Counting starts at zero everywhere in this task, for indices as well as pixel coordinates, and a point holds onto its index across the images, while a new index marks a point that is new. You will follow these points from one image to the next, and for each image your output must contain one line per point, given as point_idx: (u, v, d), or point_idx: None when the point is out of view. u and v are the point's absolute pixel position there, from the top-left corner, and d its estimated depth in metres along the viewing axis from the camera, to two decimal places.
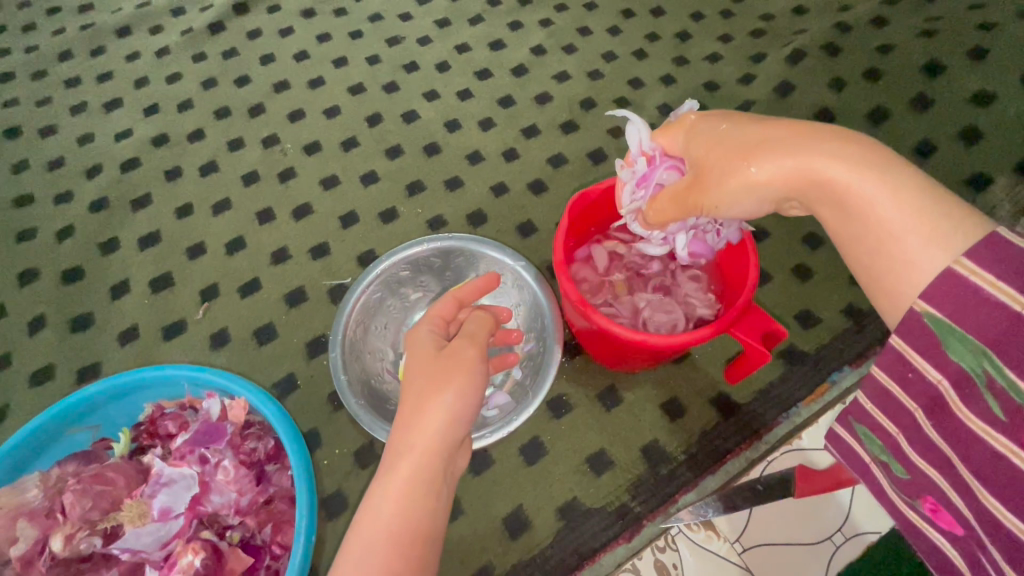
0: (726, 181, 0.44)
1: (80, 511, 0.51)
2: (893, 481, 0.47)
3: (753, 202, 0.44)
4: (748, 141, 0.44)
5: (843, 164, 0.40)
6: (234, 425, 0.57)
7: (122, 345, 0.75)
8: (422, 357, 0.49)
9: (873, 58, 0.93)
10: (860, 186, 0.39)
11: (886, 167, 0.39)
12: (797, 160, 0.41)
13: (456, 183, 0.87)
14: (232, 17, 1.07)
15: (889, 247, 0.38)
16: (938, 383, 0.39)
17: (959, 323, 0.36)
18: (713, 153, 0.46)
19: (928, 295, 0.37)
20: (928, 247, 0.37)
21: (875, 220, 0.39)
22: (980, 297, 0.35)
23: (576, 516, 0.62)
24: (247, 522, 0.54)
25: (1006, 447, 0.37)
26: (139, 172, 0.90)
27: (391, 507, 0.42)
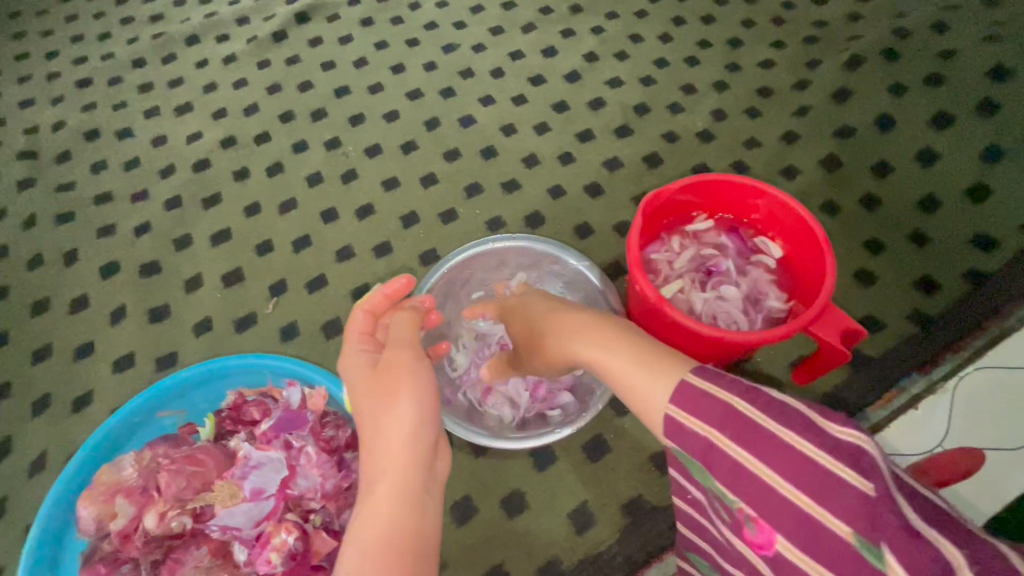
0: (538, 341, 0.59)
1: (176, 490, 0.54)
2: (710, 564, 0.50)
3: (546, 361, 0.60)
4: (542, 319, 0.60)
5: (587, 345, 0.53)
6: (315, 414, 0.59)
7: (198, 336, 0.78)
8: (356, 383, 0.55)
9: (934, 64, 0.92)
10: (593, 356, 0.52)
11: (602, 336, 0.53)
12: (566, 340, 0.56)
13: (513, 185, 0.89)
14: (294, 26, 1.12)
15: (634, 389, 0.47)
16: (704, 489, 0.44)
17: (681, 451, 0.43)
18: (528, 322, 0.62)
19: (681, 397, 0.42)
20: (653, 387, 0.45)
21: (615, 374, 0.49)
22: (679, 427, 0.42)
23: (642, 514, 0.62)
24: (329, 507, 0.55)
25: (751, 543, 0.41)
26: (210, 172, 0.94)
27: (382, 510, 0.45)
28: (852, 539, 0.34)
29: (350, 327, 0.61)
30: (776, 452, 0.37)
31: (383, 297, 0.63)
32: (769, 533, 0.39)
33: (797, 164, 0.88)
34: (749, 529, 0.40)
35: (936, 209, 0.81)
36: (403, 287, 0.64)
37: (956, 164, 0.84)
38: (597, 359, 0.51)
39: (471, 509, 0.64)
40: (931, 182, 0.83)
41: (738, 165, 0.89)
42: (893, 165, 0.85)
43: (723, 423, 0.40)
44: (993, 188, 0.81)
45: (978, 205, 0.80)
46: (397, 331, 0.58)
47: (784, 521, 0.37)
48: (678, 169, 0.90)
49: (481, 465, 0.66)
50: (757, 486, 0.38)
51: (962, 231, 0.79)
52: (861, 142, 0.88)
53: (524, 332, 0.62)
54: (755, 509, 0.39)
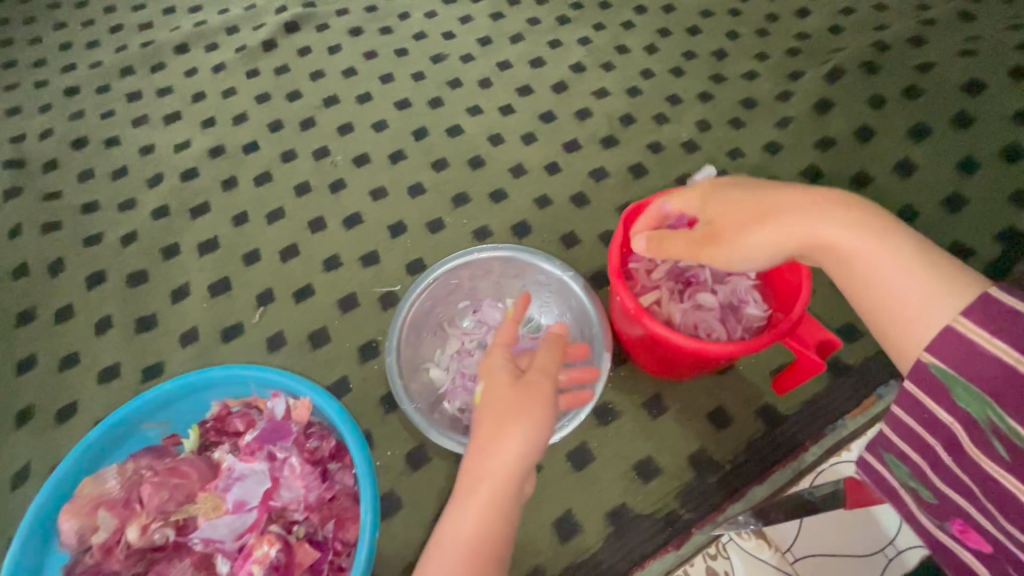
0: (741, 236, 0.49)
1: (158, 502, 0.54)
2: (922, 506, 0.49)
3: (765, 258, 0.49)
4: (756, 206, 0.50)
5: (836, 225, 0.46)
6: (298, 425, 0.59)
7: (183, 346, 0.78)
8: (500, 386, 0.52)
9: (912, 76, 0.94)
10: (855, 246, 0.45)
11: (891, 236, 0.44)
12: (808, 226, 0.46)
13: (501, 195, 0.90)
14: (284, 35, 1.12)
15: (906, 303, 0.42)
16: (951, 424, 0.42)
17: (960, 372, 0.39)
18: (730, 215, 0.51)
19: (933, 347, 0.40)
20: (940, 306, 0.41)
21: (884, 280, 0.44)
22: (973, 348, 0.38)
23: (626, 522, 0.63)
24: (312, 517, 0.55)
25: (1012, 482, 0.39)
26: (199, 181, 0.94)
27: (472, 517, 0.47)
28: None
29: (495, 336, 0.59)
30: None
31: (511, 322, 0.59)
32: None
33: (779, 174, 0.89)
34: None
35: (914, 219, 0.83)
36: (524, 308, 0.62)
37: (933, 174, 0.86)
38: (865, 255, 0.44)
39: None
40: (910, 192, 0.85)
41: (722, 175, 0.91)
42: (873, 176, 0.87)
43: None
44: (970, 198, 0.83)
45: (955, 215, 0.82)
46: (543, 354, 0.55)
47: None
48: (663, 178, 0.91)
49: None
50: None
51: (940, 241, 0.81)
52: (842, 153, 0.90)
53: (716, 227, 0.52)
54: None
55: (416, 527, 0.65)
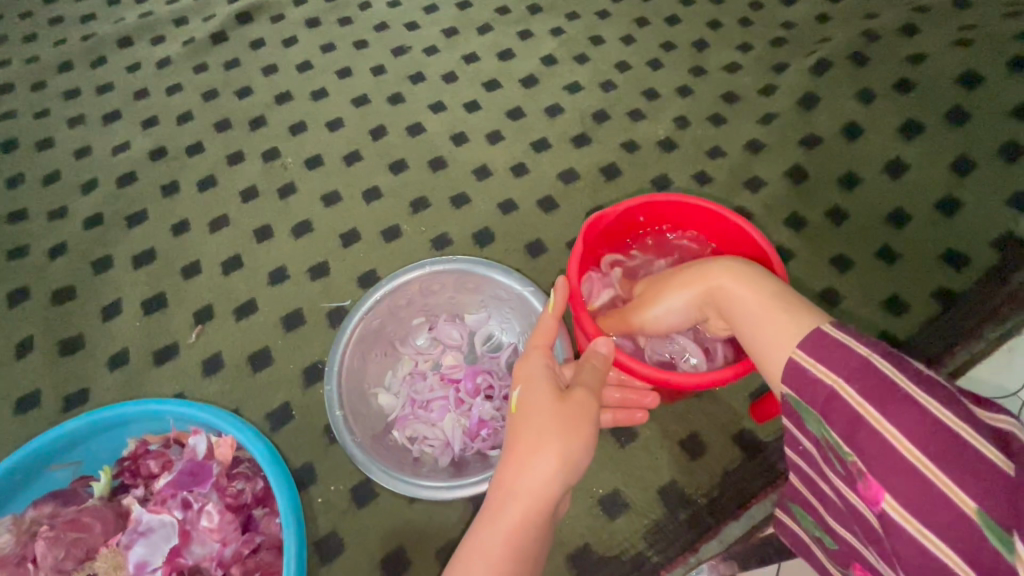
0: (651, 301, 0.53)
1: (53, 561, 0.48)
2: (829, 554, 0.47)
3: (676, 315, 0.52)
4: (657, 279, 0.54)
5: (724, 278, 0.47)
6: (221, 465, 0.53)
7: (112, 370, 0.72)
8: (543, 395, 0.44)
9: (904, 68, 0.88)
10: (731, 291, 0.46)
11: (750, 276, 0.47)
12: (696, 278, 0.49)
13: (462, 200, 0.83)
14: (235, 27, 1.04)
15: (759, 333, 0.44)
16: (812, 450, 0.43)
17: (804, 399, 0.40)
18: (645, 288, 0.55)
19: (788, 384, 0.41)
20: (783, 335, 0.42)
21: (745, 317, 0.45)
22: (809, 378, 0.39)
23: (588, 564, 0.57)
24: (231, 573, 0.50)
25: (854, 500, 0.39)
26: (136, 187, 0.87)
27: (499, 549, 0.39)
28: (976, 517, 0.33)
29: (531, 336, 0.50)
30: (887, 410, 0.36)
31: (552, 316, 0.49)
32: (877, 489, 0.37)
33: (762, 174, 0.83)
34: (861, 483, 0.38)
35: (905, 223, 0.77)
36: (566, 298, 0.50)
37: (925, 175, 0.80)
38: (733, 296, 0.46)
39: (404, 562, 0.59)
40: (900, 194, 0.79)
41: (700, 176, 0.84)
42: (861, 177, 0.81)
43: (858, 375, 0.37)
44: (963, 201, 0.77)
45: (948, 220, 0.77)
46: (587, 369, 0.46)
47: (893, 477, 0.35)
48: (638, 181, 0.85)
49: (416, 511, 0.61)
50: (876, 446, 0.36)
51: (931, 248, 0.75)
52: (828, 152, 0.84)
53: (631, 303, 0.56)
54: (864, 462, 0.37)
55: (358, 572, 0.59)
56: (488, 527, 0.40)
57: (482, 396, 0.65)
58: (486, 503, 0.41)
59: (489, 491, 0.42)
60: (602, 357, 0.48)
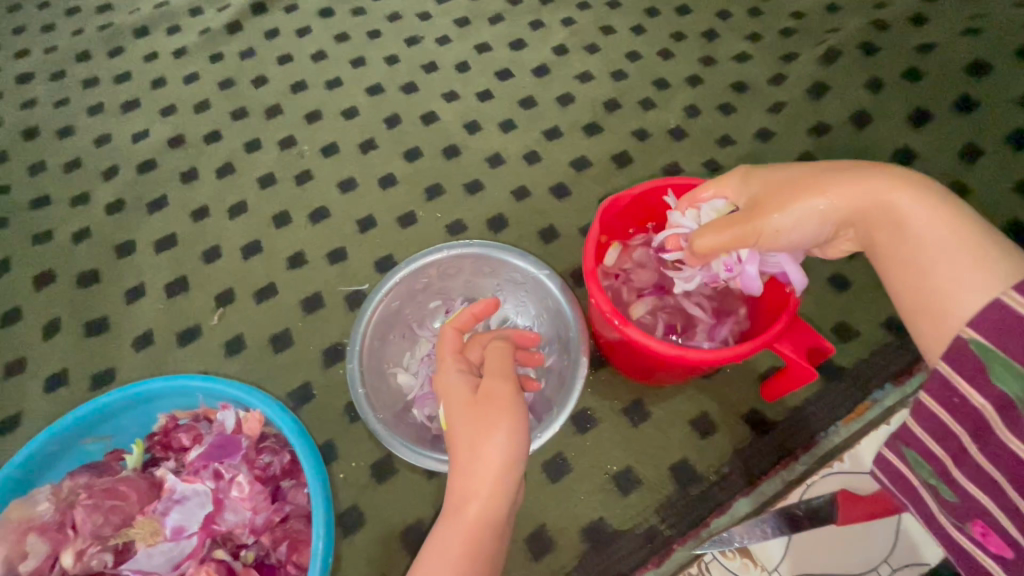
0: (790, 204, 0.46)
1: (92, 527, 0.50)
2: (942, 505, 0.46)
3: (810, 225, 0.46)
4: (800, 179, 0.47)
5: (913, 193, 0.42)
6: (249, 439, 0.55)
7: (137, 351, 0.74)
8: (457, 402, 0.48)
9: (913, 58, 0.89)
10: (917, 208, 0.42)
11: (944, 200, 0.42)
12: (875, 189, 0.43)
13: (476, 186, 0.85)
14: (249, 17, 1.05)
15: (946, 267, 0.40)
16: (981, 408, 0.39)
17: (1001, 347, 0.37)
18: (772, 187, 0.49)
19: (976, 322, 0.38)
20: (986, 272, 0.39)
21: (928, 243, 0.41)
22: (1019, 325, 0.36)
23: (603, 538, 0.59)
24: (262, 540, 0.52)
25: None
26: (156, 173, 0.89)
27: (459, 547, 0.42)
28: None
29: (438, 349, 0.55)
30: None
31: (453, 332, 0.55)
32: None
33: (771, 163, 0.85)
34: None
35: None
36: (490, 307, 0.60)
37: (934, 163, 0.81)
38: (921, 216, 0.42)
39: (422, 536, 0.61)
40: None
41: (710, 163, 0.86)
42: None
43: None
44: (972, 187, 0.78)
45: None
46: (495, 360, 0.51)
47: None
48: (649, 168, 0.86)
49: (435, 487, 0.63)
50: None
51: None
52: (837, 140, 0.85)
53: (754, 203, 0.49)
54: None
55: (379, 544, 0.61)
56: (446, 528, 0.43)
57: None
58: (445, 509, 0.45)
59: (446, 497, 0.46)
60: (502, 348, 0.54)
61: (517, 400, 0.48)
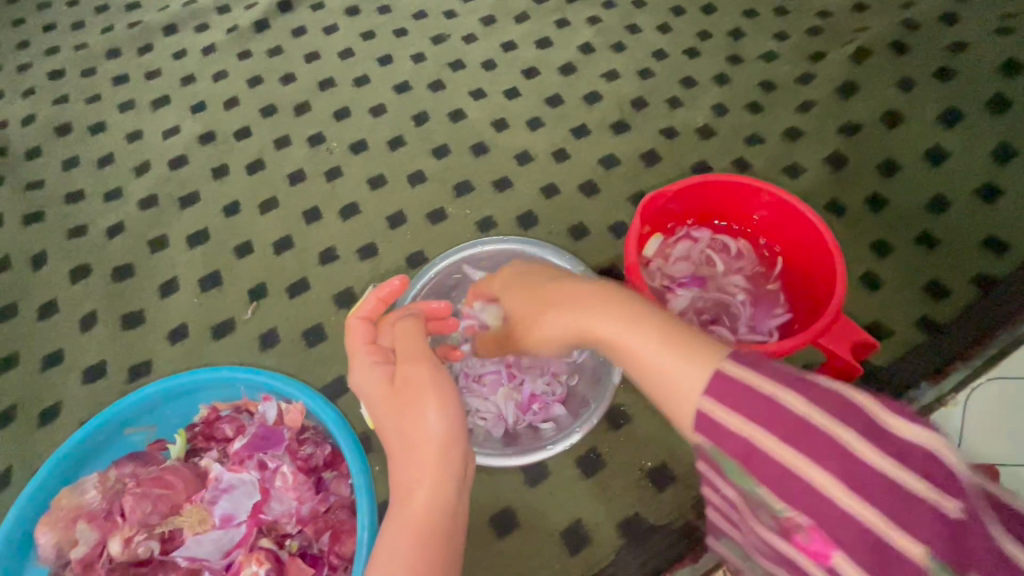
0: (562, 314, 0.50)
1: (141, 515, 0.51)
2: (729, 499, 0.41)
3: (570, 333, 0.50)
4: (561, 294, 0.52)
5: (652, 336, 0.44)
6: (292, 430, 0.56)
7: (172, 344, 0.74)
8: (379, 398, 0.52)
9: (944, 57, 0.88)
10: (627, 339, 0.44)
11: (683, 344, 0.42)
12: (609, 331, 0.46)
13: (505, 184, 0.85)
14: (276, 15, 1.06)
15: (656, 368, 0.42)
16: (752, 447, 0.37)
17: (745, 415, 0.37)
18: (547, 297, 0.53)
19: (712, 394, 0.39)
20: (688, 372, 0.40)
21: (631, 345, 0.44)
22: (734, 403, 0.38)
23: (638, 533, 0.60)
24: (306, 531, 0.53)
25: (814, 511, 0.35)
26: (188, 169, 0.90)
27: (401, 534, 0.44)
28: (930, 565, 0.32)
29: (349, 343, 0.56)
30: (873, 471, 0.33)
31: (362, 325, 0.57)
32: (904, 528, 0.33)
33: (801, 162, 0.84)
34: (865, 511, 0.34)
35: (946, 209, 0.78)
36: (397, 290, 0.59)
37: (966, 162, 0.81)
38: (623, 337, 0.44)
39: None
40: (940, 181, 0.80)
41: (739, 162, 0.86)
42: (901, 164, 0.82)
43: (855, 421, 0.35)
44: (1005, 188, 0.78)
45: (988, 207, 0.77)
46: (410, 343, 0.54)
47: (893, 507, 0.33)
48: (677, 167, 0.86)
49: None
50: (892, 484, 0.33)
51: (973, 234, 0.76)
52: (867, 139, 0.84)
53: (527, 314, 0.54)
54: (890, 525, 0.33)
55: None
56: (392, 512, 0.47)
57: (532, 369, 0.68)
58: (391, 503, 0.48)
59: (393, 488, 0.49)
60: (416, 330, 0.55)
61: (437, 378, 0.51)
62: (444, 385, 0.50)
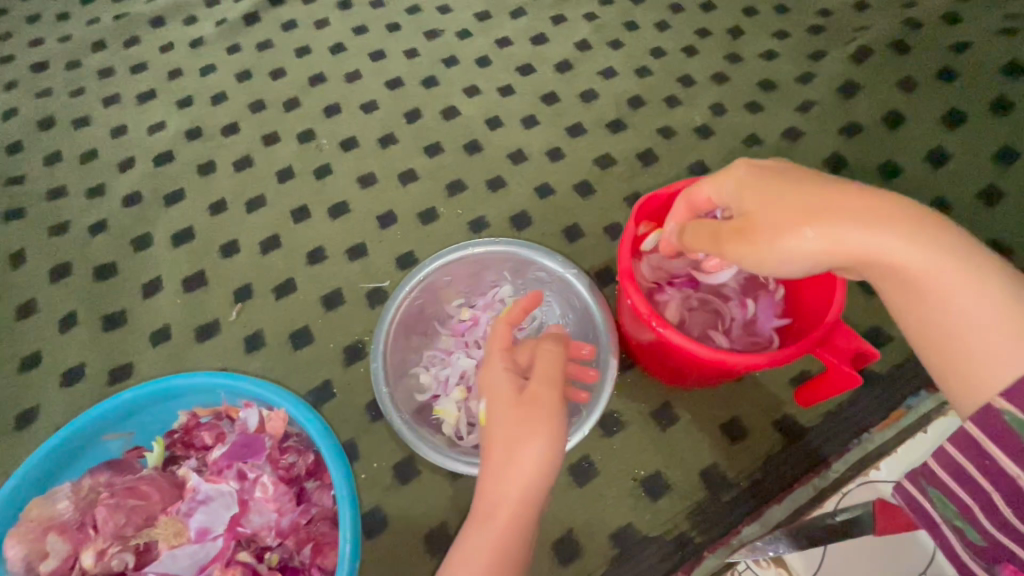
0: (783, 239, 0.41)
1: (114, 527, 0.49)
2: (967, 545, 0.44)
3: (804, 262, 0.41)
4: (803, 205, 0.41)
5: (919, 253, 0.39)
6: (273, 439, 0.54)
7: (155, 346, 0.72)
8: (505, 404, 0.46)
9: (946, 57, 0.87)
10: (938, 274, 0.39)
11: (1017, 288, 0.39)
12: (882, 251, 0.40)
13: (498, 183, 0.83)
14: (266, 8, 1.04)
15: (949, 318, 0.39)
16: (992, 465, 0.40)
17: (1018, 422, 0.37)
18: (765, 203, 0.43)
19: (1012, 395, 0.38)
20: (1019, 341, 0.38)
21: (957, 309, 0.39)
22: (1005, 401, 0.38)
23: (632, 544, 0.58)
24: (286, 543, 0.51)
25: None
26: (173, 165, 0.87)
27: (483, 559, 0.40)
28: None
29: (488, 342, 0.52)
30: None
31: (502, 323, 0.52)
32: None
33: (801, 163, 0.83)
34: None
35: (947, 213, 0.77)
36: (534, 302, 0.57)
37: (968, 165, 0.79)
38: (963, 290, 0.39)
39: (447, 538, 0.60)
40: (942, 184, 0.78)
41: None
42: (902, 166, 0.80)
43: None
44: (1008, 191, 0.77)
45: (990, 210, 0.76)
46: (542, 359, 0.48)
47: None
48: (674, 167, 0.84)
49: (459, 489, 0.62)
50: None
51: (975, 237, 0.75)
52: (868, 140, 0.83)
53: (752, 222, 0.43)
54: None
55: (402, 546, 0.60)
56: (475, 535, 0.42)
57: None
58: (473, 514, 0.43)
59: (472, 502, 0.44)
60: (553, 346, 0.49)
61: (558, 421, 0.45)
62: (560, 419, 0.45)
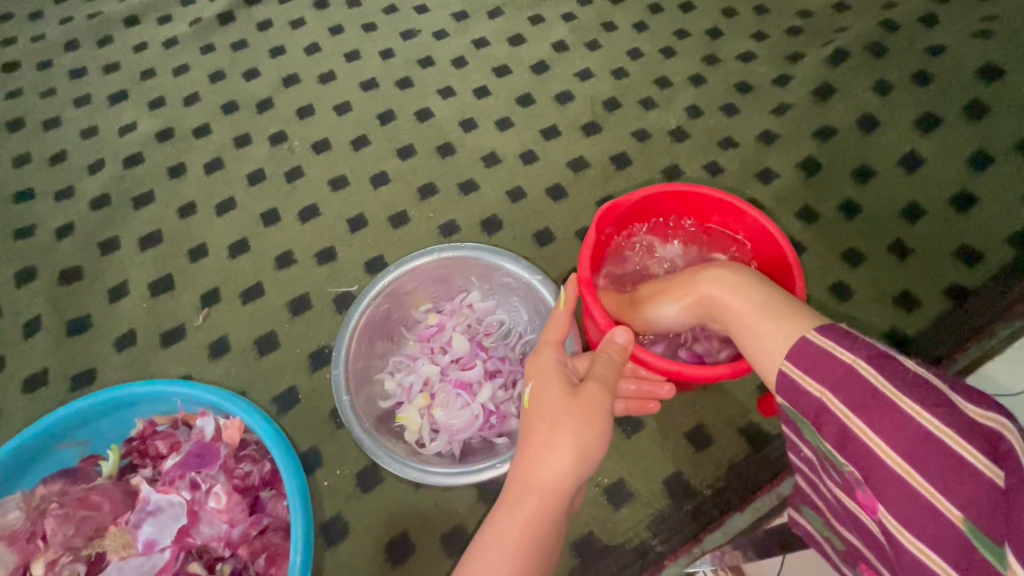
0: (653, 307, 0.53)
1: (63, 538, 0.49)
2: (838, 553, 0.46)
3: (678, 321, 0.52)
4: (666, 281, 0.54)
5: (721, 289, 0.48)
6: (228, 447, 0.54)
7: (119, 351, 0.72)
8: (552, 391, 0.45)
9: (922, 60, 0.86)
10: (724, 300, 0.47)
11: (776, 310, 0.44)
12: (692, 288, 0.50)
13: (471, 186, 0.83)
14: (242, 7, 1.03)
15: (746, 341, 0.45)
16: (812, 457, 0.43)
17: (800, 413, 0.41)
18: (650, 288, 0.56)
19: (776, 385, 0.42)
20: (771, 341, 0.42)
21: (739, 326, 0.46)
22: (797, 388, 0.40)
23: (592, 553, 0.58)
24: (238, 553, 0.51)
25: (854, 507, 0.40)
26: (143, 168, 0.87)
27: (515, 541, 0.41)
28: (960, 525, 0.33)
29: (543, 332, 0.53)
30: (938, 452, 0.34)
31: (563, 313, 0.52)
32: (873, 499, 0.37)
33: (774, 166, 0.82)
34: (861, 493, 0.38)
35: (919, 218, 0.76)
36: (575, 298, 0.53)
37: (941, 169, 0.79)
38: (732, 309, 0.46)
39: (408, 547, 0.60)
40: (915, 188, 0.78)
41: (711, 166, 0.83)
42: (875, 170, 0.80)
43: (846, 388, 0.37)
44: (979, 196, 0.76)
45: (962, 215, 0.76)
46: (602, 360, 0.47)
47: (881, 483, 0.36)
48: (648, 170, 0.84)
49: (422, 497, 0.62)
50: (857, 449, 0.37)
51: (946, 243, 0.74)
52: (842, 144, 0.82)
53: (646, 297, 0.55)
54: (858, 474, 0.38)
55: (362, 555, 0.59)
56: (504, 516, 0.42)
57: (489, 381, 0.65)
58: (503, 496, 0.43)
59: (506, 483, 0.44)
60: (619, 347, 0.48)
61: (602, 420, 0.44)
62: (608, 419, 0.44)
